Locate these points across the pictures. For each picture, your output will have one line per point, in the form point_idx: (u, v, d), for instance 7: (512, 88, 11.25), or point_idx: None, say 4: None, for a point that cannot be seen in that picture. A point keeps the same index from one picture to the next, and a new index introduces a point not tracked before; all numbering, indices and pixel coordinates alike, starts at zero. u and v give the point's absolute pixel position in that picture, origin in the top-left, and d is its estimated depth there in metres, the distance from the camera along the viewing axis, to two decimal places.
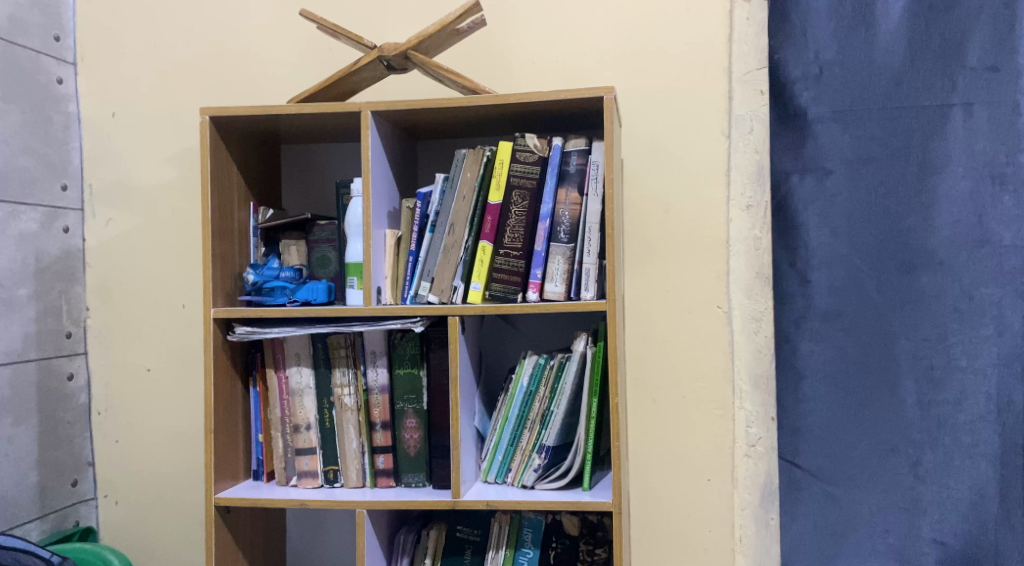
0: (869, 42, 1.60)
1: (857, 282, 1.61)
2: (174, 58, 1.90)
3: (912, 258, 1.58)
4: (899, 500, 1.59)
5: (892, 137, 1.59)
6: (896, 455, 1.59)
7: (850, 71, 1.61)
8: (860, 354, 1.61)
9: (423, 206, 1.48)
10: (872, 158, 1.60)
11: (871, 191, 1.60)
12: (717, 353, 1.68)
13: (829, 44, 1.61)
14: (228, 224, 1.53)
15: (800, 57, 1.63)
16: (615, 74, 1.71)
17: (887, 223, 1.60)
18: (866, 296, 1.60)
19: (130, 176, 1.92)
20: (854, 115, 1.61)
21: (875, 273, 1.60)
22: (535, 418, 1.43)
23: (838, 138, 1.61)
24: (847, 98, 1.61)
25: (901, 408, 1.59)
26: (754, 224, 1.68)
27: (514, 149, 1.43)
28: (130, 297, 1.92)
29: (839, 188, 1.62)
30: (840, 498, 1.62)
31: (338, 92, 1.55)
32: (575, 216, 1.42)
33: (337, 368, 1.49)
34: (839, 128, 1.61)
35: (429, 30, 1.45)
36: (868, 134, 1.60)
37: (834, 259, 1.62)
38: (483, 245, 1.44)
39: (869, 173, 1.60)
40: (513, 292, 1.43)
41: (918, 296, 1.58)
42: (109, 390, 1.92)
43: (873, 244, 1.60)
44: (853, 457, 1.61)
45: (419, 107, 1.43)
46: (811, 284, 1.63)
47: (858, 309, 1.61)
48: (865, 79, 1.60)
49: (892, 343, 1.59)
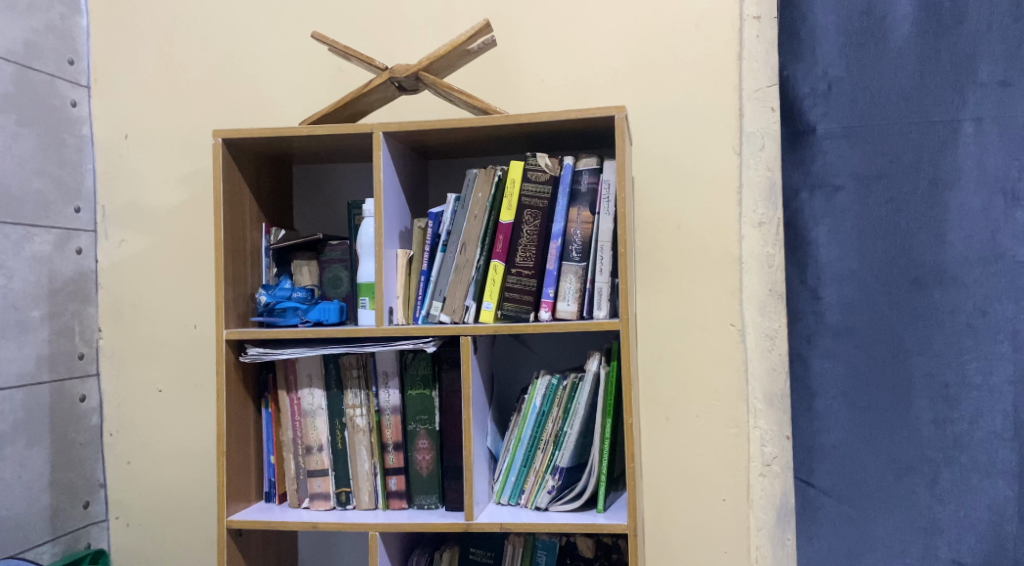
0: (878, 59, 1.59)
1: (870, 298, 1.60)
2: (187, 81, 1.91)
3: (924, 274, 1.57)
4: (916, 519, 1.57)
5: (903, 153, 1.58)
6: (913, 473, 1.57)
7: (860, 86, 1.60)
8: (874, 371, 1.59)
9: (434, 226, 1.48)
10: (881, 174, 1.59)
11: (881, 207, 1.59)
12: (730, 371, 1.67)
13: (838, 60, 1.61)
14: (241, 245, 1.53)
15: (809, 73, 1.62)
16: (625, 91, 1.71)
17: (898, 240, 1.58)
18: (878, 313, 1.59)
19: (143, 197, 1.93)
20: (863, 131, 1.60)
21: (887, 290, 1.59)
22: (548, 439, 1.42)
23: (848, 154, 1.61)
24: (857, 114, 1.60)
25: (916, 425, 1.57)
26: (766, 241, 1.67)
27: (525, 169, 1.43)
28: (143, 317, 1.92)
29: (848, 205, 1.61)
30: (855, 516, 1.59)
31: (350, 113, 1.55)
32: (586, 235, 1.42)
33: (349, 389, 1.48)
34: (848, 144, 1.61)
35: (440, 50, 1.45)
36: (878, 150, 1.60)
37: (845, 276, 1.61)
38: (494, 264, 1.44)
39: (879, 189, 1.59)
40: (525, 311, 1.42)
41: (930, 312, 1.57)
42: (121, 410, 1.92)
43: (885, 260, 1.59)
44: (867, 476, 1.59)
45: (431, 127, 1.43)
46: (822, 300, 1.62)
47: (870, 325, 1.59)
48: (875, 95, 1.60)
49: (905, 360, 1.58)
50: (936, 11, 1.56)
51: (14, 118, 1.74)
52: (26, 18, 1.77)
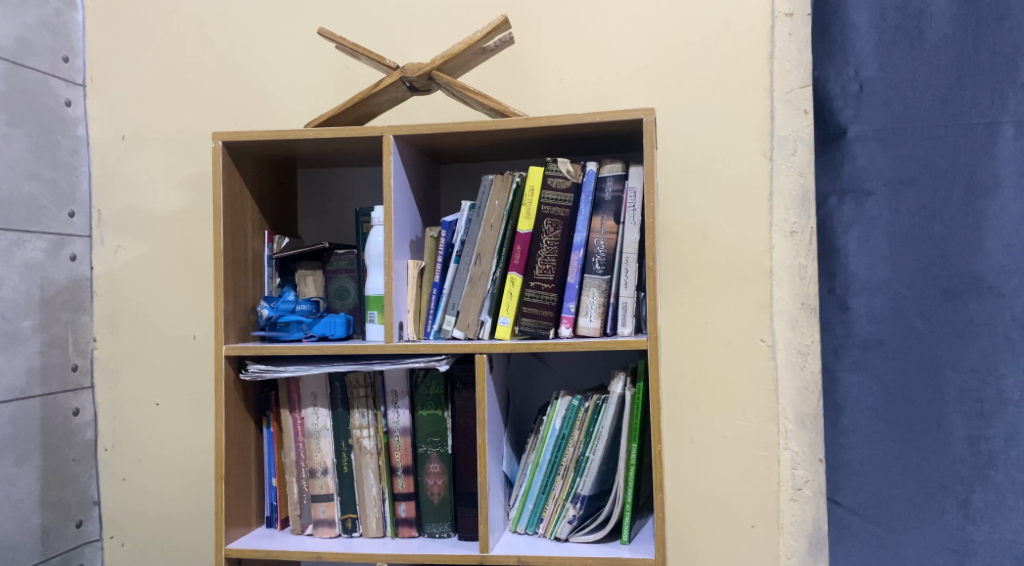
0: (913, 58, 1.49)
1: (900, 310, 1.50)
2: (187, 80, 1.83)
3: (958, 284, 1.47)
4: (948, 540, 1.46)
5: (937, 157, 1.48)
6: (944, 492, 1.46)
7: (894, 87, 1.50)
8: (907, 387, 1.49)
9: (447, 236, 1.39)
10: (914, 180, 1.49)
11: (914, 214, 1.49)
12: (759, 390, 1.57)
13: (871, 60, 1.51)
14: (242, 254, 1.45)
15: (840, 74, 1.53)
16: (647, 93, 1.62)
17: (931, 248, 1.48)
18: (910, 324, 1.49)
19: (141, 202, 1.85)
20: (895, 133, 1.50)
21: (919, 299, 1.49)
22: (568, 465, 1.33)
23: (878, 158, 1.51)
24: (889, 116, 1.51)
25: (948, 443, 1.47)
26: (798, 252, 1.58)
27: (545, 175, 1.34)
28: (141, 327, 1.84)
29: (879, 211, 1.51)
30: (884, 538, 1.50)
31: (357, 115, 1.45)
32: (611, 246, 1.33)
33: (356, 409, 1.39)
34: (880, 148, 1.51)
35: (455, 48, 1.36)
36: (910, 154, 1.50)
37: (875, 285, 1.51)
38: (512, 276, 1.35)
39: (911, 195, 1.49)
40: (544, 327, 1.33)
41: (965, 324, 1.47)
42: (117, 424, 1.84)
43: (917, 269, 1.49)
44: (896, 496, 1.49)
45: (445, 130, 1.34)
46: (850, 311, 1.52)
47: (900, 338, 1.49)
48: (909, 96, 1.50)
49: (937, 375, 1.48)
50: (976, 8, 1.46)
51: (5, 119, 1.65)
52: (18, 14, 1.68)
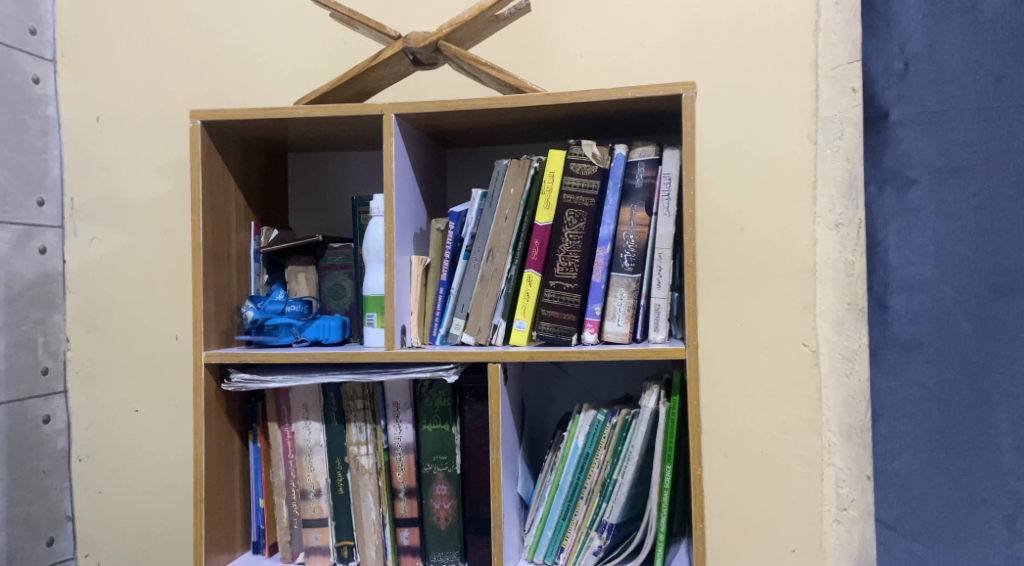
0: (965, 33, 1.34)
1: (944, 310, 1.34)
2: (168, 55, 1.66)
3: (1009, 280, 1.32)
4: (992, 557, 1.33)
5: (988, 142, 1.33)
6: (989, 505, 1.32)
7: (943, 65, 1.34)
8: (957, 392, 1.34)
9: (455, 228, 1.23)
10: (963, 168, 1.34)
11: (962, 205, 1.34)
12: (798, 400, 1.42)
13: (919, 35, 1.35)
14: (224, 247, 1.29)
15: (883, 50, 1.38)
16: (677, 69, 1.46)
17: (980, 241, 1.33)
18: (953, 324, 1.34)
19: (118, 189, 1.69)
20: (942, 117, 1.35)
21: (965, 298, 1.34)
22: (593, 488, 1.17)
23: (924, 144, 1.35)
24: (936, 98, 1.35)
25: (995, 452, 1.32)
26: (844, 246, 1.42)
27: (567, 159, 1.18)
28: (118, 328, 1.69)
29: (923, 201, 1.35)
30: (923, 555, 1.35)
31: (354, 92, 1.28)
32: (642, 241, 1.17)
33: (352, 423, 1.23)
34: (926, 133, 1.35)
35: (466, 14, 1.20)
36: (960, 140, 1.34)
37: (919, 282, 1.35)
38: (529, 275, 1.19)
39: (958, 185, 1.34)
40: (566, 333, 1.17)
41: (1016, 324, 1.32)
42: (92, 432, 1.69)
43: (964, 265, 1.34)
44: (937, 510, 1.34)
45: (451, 108, 1.17)
46: (888, 311, 1.37)
47: (942, 340, 1.34)
48: (958, 76, 1.34)
49: (985, 379, 1.33)
50: None
51: None
52: None
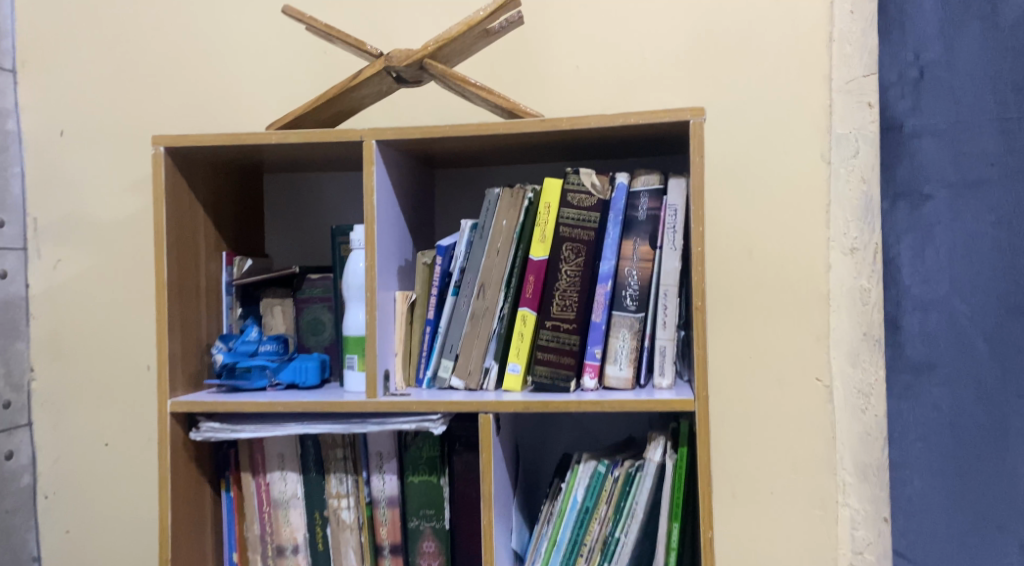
0: (986, 36, 1.23)
1: (960, 333, 1.25)
2: (137, 65, 1.55)
3: None
4: None
5: (1010, 152, 1.23)
6: (1008, 542, 1.22)
7: (960, 71, 1.24)
8: (976, 419, 1.24)
9: (443, 263, 1.13)
10: (981, 180, 1.24)
11: (980, 219, 1.24)
12: (811, 436, 1.33)
13: (935, 40, 1.26)
14: (191, 280, 1.18)
15: (896, 57, 1.28)
16: (682, 83, 1.36)
17: (1000, 258, 1.23)
18: (970, 347, 1.24)
19: (84, 209, 1.58)
20: (959, 126, 1.25)
21: (980, 320, 1.24)
22: (593, 546, 1.08)
23: (939, 156, 1.26)
24: (953, 106, 1.25)
25: (1016, 487, 1.22)
26: (860, 272, 1.32)
27: (563, 189, 1.08)
28: (86, 356, 1.59)
29: (937, 216, 1.26)
30: None
31: (333, 113, 1.18)
32: (645, 277, 1.07)
33: (332, 474, 1.14)
34: (941, 144, 1.26)
35: (453, 30, 1.10)
36: (978, 150, 1.24)
37: (931, 301, 1.26)
38: (523, 314, 1.10)
39: (977, 198, 1.24)
40: (563, 379, 1.07)
41: None
42: (59, 467, 1.59)
43: (983, 285, 1.24)
44: (949, 544, 1.25)
45: (438, 133, 1.07)
46: (898, 330, 1.28)
47: (957, 365, 1.25)
48: (977, 82, 1.24)
49: (1005, 407, 1.23)
50: None
51: None
52: None
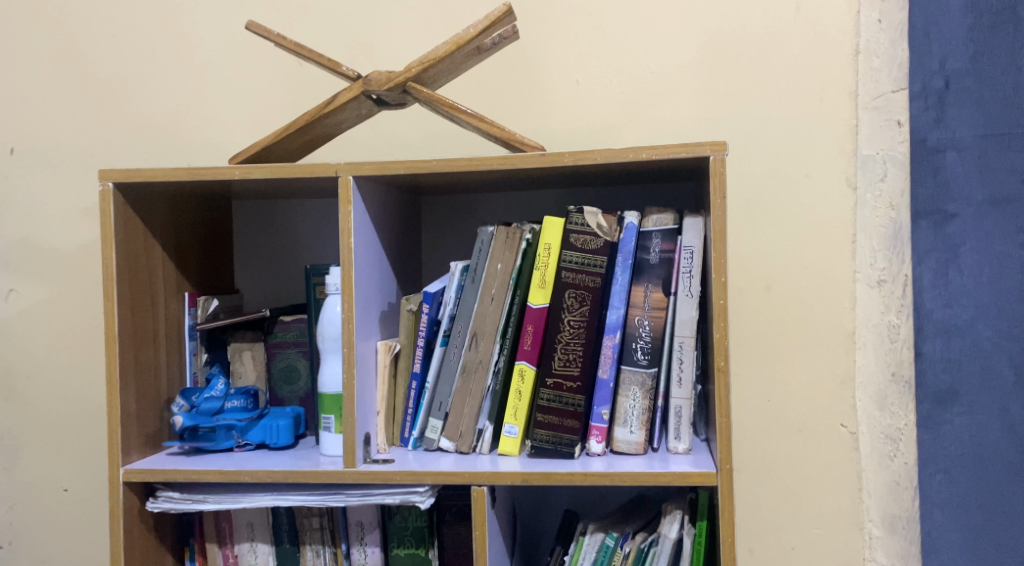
0: (1019, 45, 1.15)
1: (987, 361, 1.16)
2: (95, 77, 1.41)
3: None
4: None
5: None
6: None
7: (990, 82, 1.15)
8: (1002, 450, 1.16)
9: (430, 311, 1.00)
10: (1010, 199, 1.15)
11: (1008, 240, 1.15)
12: (835, 488, 1.21)
13: (963, 47, 1.16)
14: (148, 329, 1.05)
15: (922, 66, 1.18)
16: (693, 99, 1.24)
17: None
18: (996, 376, 1.16)
19: (36, 234, 1.44)
20: (988, 140, 1.16)
21: (1008, 347, 1.16)
22: None
23: (967, 171, 1.16)
24: (981, 118, 1.16)
25: None
26: (888, 307, 1.20)
27: (565, 229, 0.96)
28: (42, 395, 1.45)
29: (962, 236, 1.17)
30: None
31: (306, 140, 1.05)
32: (659, 329, 0.95)
33: (307, 545, 1.02)
34: (970, 159, 1.16)
35: (440, 49, 0.97)
36: (1008, 166, 1.15)
37: (955, 327, 1.17)
38: (521, 368, 0.98)
39: (1006, 218, 1.16)
40: (566, 443, 0.95)
41: None
42: (15, 515, 1.47)
43: (1011, 310, 1.15)
44: None
45: (424, 167, 0.95)
46: (919, 356, 1.19)
47: (982, 395, 1.16)
48: (1008, 94, 1.15)
49: None
50: None
51: None
52: None
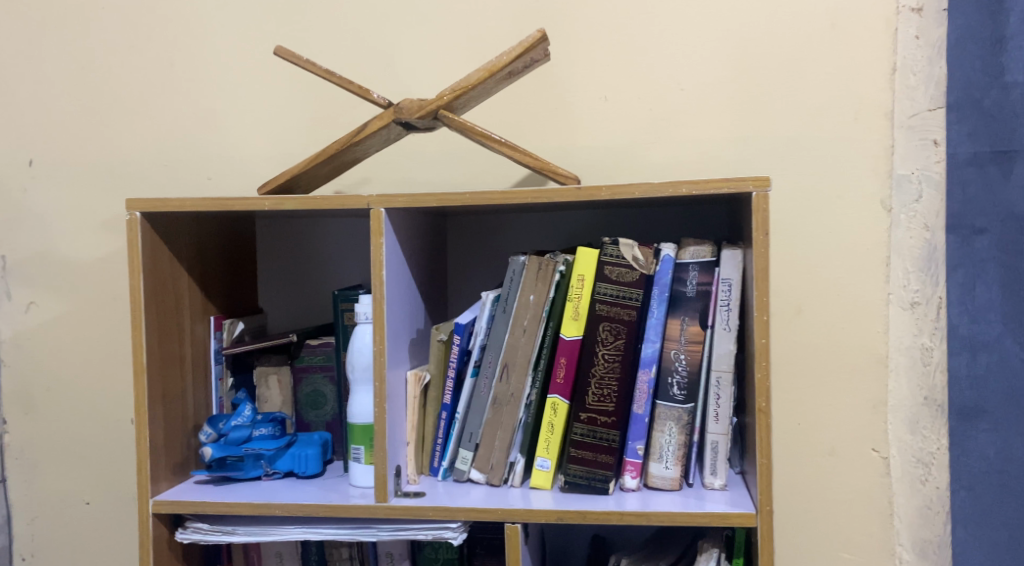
0: None
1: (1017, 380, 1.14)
2: (114, 88, 1.39)
3: None
4: None
5: None
6: None
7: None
8: None
9: (461, 341, 0.98)
10: None
11: None
12: (866, 511, 1.20)
13: (999, 58, 1.14)
14: (176, 356, 1.04)
15: (960, 80, 1.15)
16: (723, 117, 1.21)
17: None
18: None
19: (54, 246, 1.42)
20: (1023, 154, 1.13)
21: None
22: None
23: (1000, 185, 1.14)
24: (1015, 132, 1.13)
25: None
26: (921, 329, 1.18)
27: (599, 261, 0.94)
28: (62, 409, 1.44)
29: (994, 251, 1.15)
30: None
31: (334, 167, 1.04)
32: (695, 363, 0.93)
33: None
34: (1003, 174, 1.14)
35: (473, 77, 0.96)
36: None
37: (984, 344, 1.15)
38: (553, 402, 0.96)
39: None
40: (600, 478, 0.94)
41: None
42: (36, 527, 1.46)
43: None
44: None
45: (457, 198, 0.93)
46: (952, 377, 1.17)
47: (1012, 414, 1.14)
48: None
49: None
50: None
51: None
52: None
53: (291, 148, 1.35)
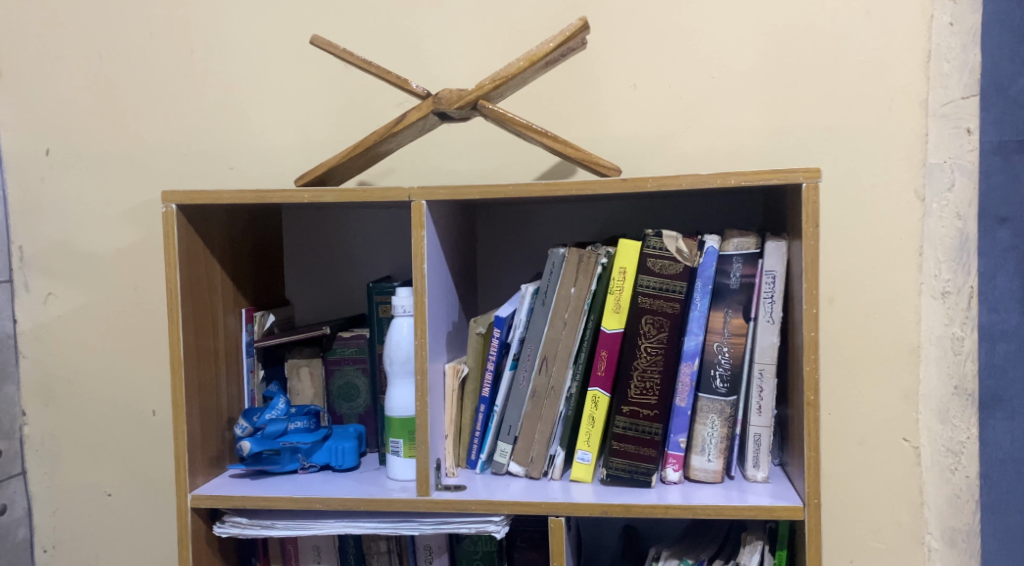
0: None
1: None
2: (132, 76, 1.37)
3: None
4: None
5: None
6: None
7: None
8: None
9: (500, 334, 0.98)
10: None
11: None
12: (897, 499, 1.20)
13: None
14: (211, 349, 1.03)
15: (993, 66, 1.13)
16: (754, 105, 1.20)
17: None
18: None
19: (73, 236, 1.40)
20: None
21: None
22: None
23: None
24: None
25: None
26: (952, 319, 1.18)
27: (642, 253, 0.93)
28: (84, 401, 1.43)
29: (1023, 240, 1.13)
30: None
31: (370, 157, 1.03)
32: (738, 356, 0.93)
33: None
34: None
35: (513, 66, 0.95)
36: None
37: (1011, 334, 1.14)
38: (594, 394, 0.96)
39: None
40: (642, 471, 0.94)
41: None
42: (58, 519, 1.45)
43: None
44: None
45: (500, 189, 0.93)
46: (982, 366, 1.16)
47: None
48: None
49: None
50: None
51: None
52: None
53: (314, 137, 1.33)
